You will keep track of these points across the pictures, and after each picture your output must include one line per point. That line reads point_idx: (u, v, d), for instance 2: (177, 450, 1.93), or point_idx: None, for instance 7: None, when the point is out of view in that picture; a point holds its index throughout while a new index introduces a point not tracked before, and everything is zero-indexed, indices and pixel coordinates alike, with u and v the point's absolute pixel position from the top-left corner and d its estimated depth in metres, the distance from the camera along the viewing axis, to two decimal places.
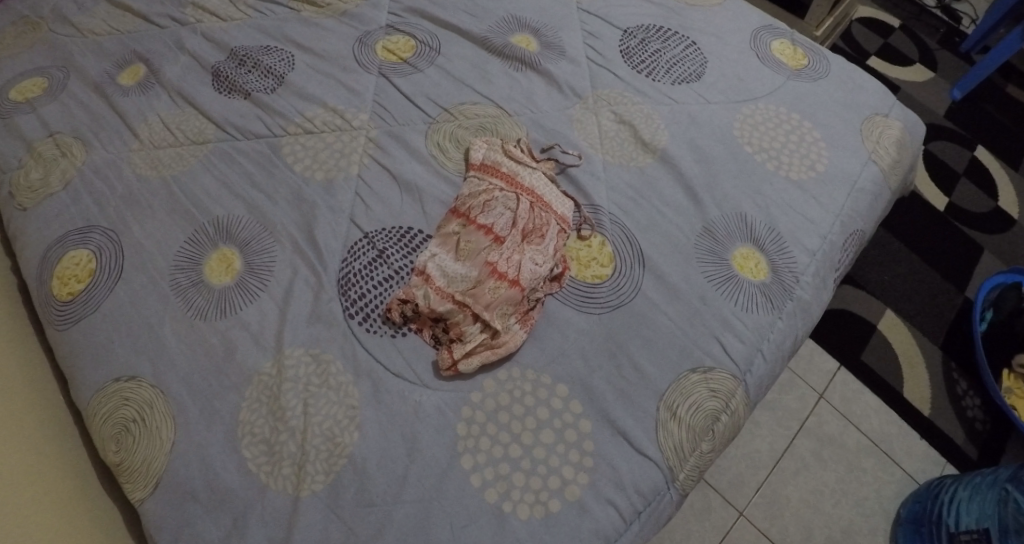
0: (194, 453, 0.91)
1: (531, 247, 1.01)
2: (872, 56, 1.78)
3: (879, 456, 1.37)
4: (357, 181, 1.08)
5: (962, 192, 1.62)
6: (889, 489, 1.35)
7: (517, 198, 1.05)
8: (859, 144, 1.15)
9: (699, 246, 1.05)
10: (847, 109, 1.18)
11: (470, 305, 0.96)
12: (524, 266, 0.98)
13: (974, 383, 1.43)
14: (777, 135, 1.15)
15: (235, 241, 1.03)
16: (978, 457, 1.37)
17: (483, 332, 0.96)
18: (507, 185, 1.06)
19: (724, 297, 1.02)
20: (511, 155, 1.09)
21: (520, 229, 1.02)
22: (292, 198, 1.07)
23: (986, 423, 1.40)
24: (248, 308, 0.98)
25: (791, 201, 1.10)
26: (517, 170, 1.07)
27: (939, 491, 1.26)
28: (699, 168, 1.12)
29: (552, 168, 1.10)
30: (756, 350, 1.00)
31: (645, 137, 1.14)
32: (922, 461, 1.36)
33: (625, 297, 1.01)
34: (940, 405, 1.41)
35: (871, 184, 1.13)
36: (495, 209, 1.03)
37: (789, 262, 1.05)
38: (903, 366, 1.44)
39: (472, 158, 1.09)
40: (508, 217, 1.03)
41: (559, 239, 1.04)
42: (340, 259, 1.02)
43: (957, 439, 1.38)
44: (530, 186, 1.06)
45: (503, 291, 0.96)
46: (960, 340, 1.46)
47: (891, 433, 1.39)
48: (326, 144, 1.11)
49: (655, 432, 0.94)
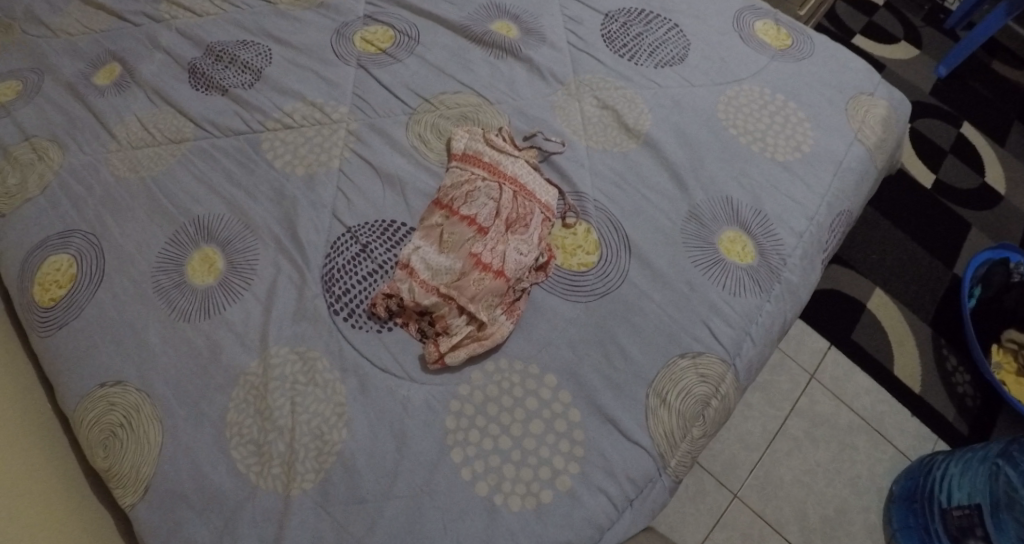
0: (183, 456, 0.91)
1: (514, 236, 1.00)
2: (857, 34, 1.77)
3: (871, 434, 1.38)
4: (338, 176, 1.07)
5: (949, 169, 1.62)
6: (881, 467, 1.35)
7: (500, 187, 1.04)
8: (843, 123, 1.15)
9: (685, 231, 1.05)
10: (831, 88, 1.17)
11: (455, 298, 0.95)
12: (508, 256, 0.97)
13: (964, 359, 1.43)
14: (762, 116, 1.15)
15: (216, 240, 1.02)
16: (969, 433, 1.38)
17: (469, 325, 0.95)
18: (489, 174, 1.05)
19: (711, 282, 1.01)
20: (492, 144, 1.08)
21: (504, 219, 1.01)
22: (273, 194, 1.05)
23: (976, 398, 1.40)
24: (232, 308, 0.97)
25: (777, 182, 1.09)
26: (499, 159, 1.06)
27: (931, 467, 1.26)
28: (684, 153, 1.12)
29: (534, 156, 1.10)
30: (744, 334, 1.00)
31: (629, 122, 1.14)
32: (914, 438, 1.37)
33: (612, 284, 1.01)
34: (931, 382, 1.41)
35: (856, 163, 1.13)
36: (477, 199, 1.02)
37: (776, 244, 1.05)
38: (893, 344, 1.44)
39: (454, 148, 1.08)
40: (491, 206, 1.02)
41: (543, 227, 1.03)
42: (323, 255, 1.01)
43: (948, 415, 1.39)
44: (512, 175, 1.05)
45: (488, 282, 0.96)
46: (949, 316, 1.46)
47: (882, 411, 1.39)
48: (306, 139, 1.10)
49: (646, 419, 0.93)
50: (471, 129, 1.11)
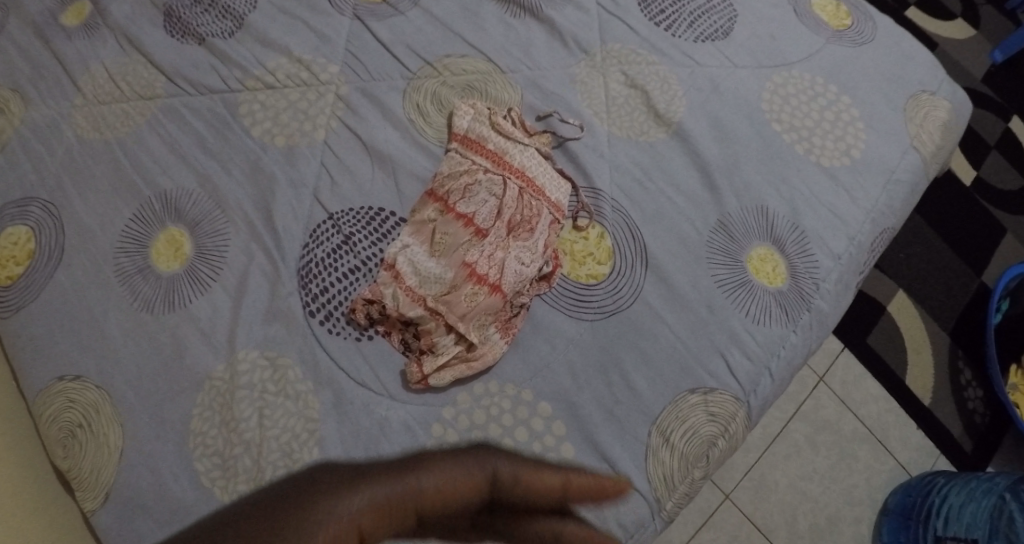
0: (141, 465, 0.83)
1: (517, 241, 0.89)
2: (911, 7, 1.56)
3: (874, 445, 1.29)
4: (323, 150, 0.96)
5: (992, 167, 1.47)
6: (880, 479, 1.27)
7: (504, 183, 0.93)
8: (900, 127, 1.01)
9: (711, 244, 0.95)
10: (889, 82, 1.03)
11: (444, 314, 0.86)
12: (508, 268, 0.87)
13: (979, 373, 1.33)
14: (809, 111, 1.02)
15: (184, 218, 0.91)
16: (973, 451, 1.29)
17: (457, 344, 0.86)
18: (492, 166, 0.94)
19: (734, 306, 0.92)
20: (499, 128, 0.96)
21: (506, 221, 0.90)
22: (248, 168, 0.94)
23: (985, 416, 1.31)
24: (198, 301, 0.87)
25: (819, 192, 0.98)
26: (506, 148, 0.95)
27: (929, 490, 1.20)
28: (719, 149, 1.00)
29: (547, 143, 0.99)
30: (763, 368, 0.91)
31: (659, 107, 1.02)
32: (917, 452, 1.29)
33: (623, 302, 0.91)
34: (943, 394, 1.31)
35: (909, 174, 1.00)
36: (476, 195, 0.92)
37: (811, 266, 0.95)
38: (909, 351, 1.33)
39: (455, 127, 0.96)
40: (492, 204, 0.91)
41: (550, 230, 0.93)
42: (301, 245, 0.90)
43: (953, 431, 1.30)
44: (519, 167, 0.94)
45: (481, 298, 0.86)
46: (971, 327, 1.35)
47: (888, 421, 1.30)
48: (289, 103, 0.98)
49: (644, 459, 0.85)
50: (478, 103, 0.99)
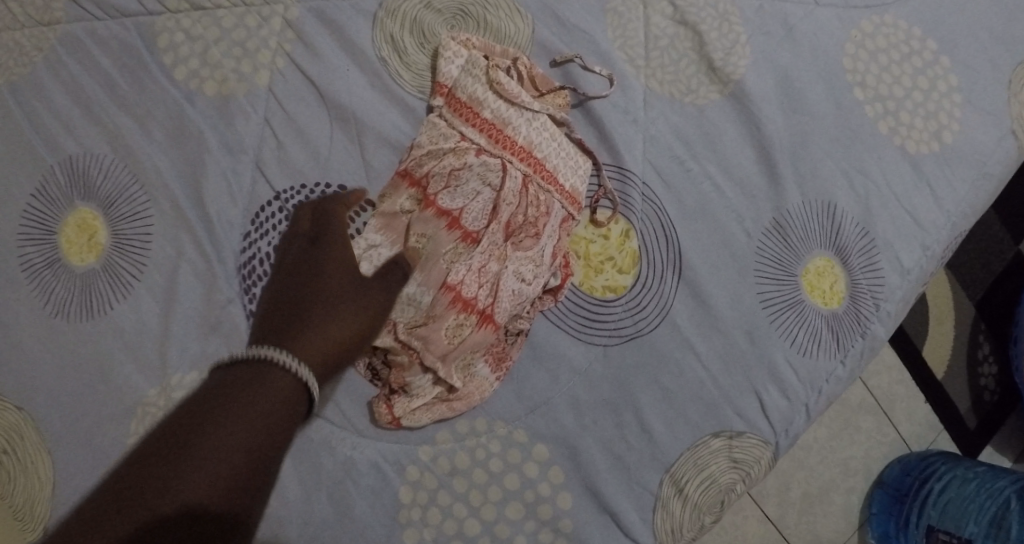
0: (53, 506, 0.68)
1: (518, 253, 0.72)
2: None
3: (878, 416, 1.11)
4: (268, 100, 0.75)
5: None
6: (878, 451, 1.11)
7: (504, 170, 0.72)
8: (1000, 105, 0.81)
9: (761, 249, 0.78)
10: (998, 41, 0.82)
11: (419, 352, 0.69)
12: (505, 293, 0.71)
13: (998, 347, 1.13)
14: (897, 72, 0.80)
15: (97, 195, 0.73)
16: (976, 430, 1.13)
17: (436, 384, 0.71)
18: (488, 143, 0.73)
19: (778, 333, 0.77)
20: (499, 89, 0.73)
21: (502, 225, 0.71)
22: (171, 126, 0.74)
23: (995, 394, 1.13)
24: (120, 307, 0.71)
25: (899, 187, 0.79)
26: (507, 116, 0.74)
27: (928, 474, 1.05)
28: (783, 118, 0.79)
29: (564, 103, 0.78)
30: (800, 406, 0.77)
31: (715, 57, 0.80)
32: (921, 425, 1.12)
33: (644, 324, 0.76)
34: (957, 368, 1.12)
35: (1003, 167, 0.81)
36: (465, 184, 0.72)
37: (874, 283, 0.79)
38: (931, 321, 1.12)
39: (442, 78, 0.75)
40: (486, 198, 0.72)
41: (560, 230, 0.75)
42: (242, 236, 0.73)
43: (960, 407, 1.12)
44: (523, 146, 0.74)
45: (467, 331, 0.70)
46: (1001, 298, 1.13)
47: (897, 393, 1.11)
48: (224, 34, 0.75)
49: (652, 512, 0.74)
50: (475, 41, 0.76)
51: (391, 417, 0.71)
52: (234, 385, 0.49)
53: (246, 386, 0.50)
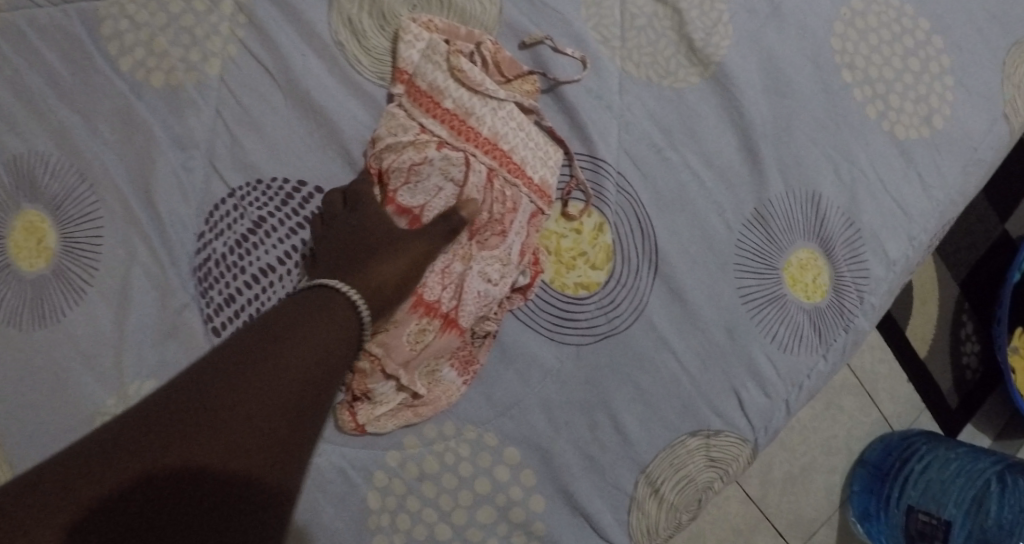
0: None
1: (483, 252, 0.69)
2: None
3: (859, 395, 1.10)
4: (221, 91, 0.71)
5: None
6: (860, 431, 1.10)
7: (466, 165, 0.69)
8: (993, 87, 0.77)
9: (741, 241, 0.74)
10: (992, 20, 0.78)
11: (380, 359, 0.68)
12: (470, 296, 0.68)
13: (981, 325, 1.12)
14: (887, 52, 0.76)
15: (43, 197, 0.69)
16: (957, 409, 1.12)
17: (399, 391, 0.70)
18: (450, 135, 0.70)
19: (758, 329, 0.74)
20: (461, 78, 0.70)
21: (466, 222, 0.69)
22: (118, 121, 0.70)
23: (977, 373, 1.12)
24: (73, 314, 0.68)
25: (886, 174, 0.76)
26: (470, 106, 0.70)
27: (909, 455, 1.06)
28: (767, 103, 0.76)
29: (533, 89, 0.74)
30: (780, 402, 0.75)
31: (695, 38, 0.75)
32: (903, 405, 1.11)
33: (619, 322, 0.73)
34: (939, 347, 1.11)
35: (994, 153, 0.78)
36: (426, 179, 0.68)
37: (859, 274, 0.76)
38: (915, 300, 1.10)
39: (402, 64, 0.71)
40: (448, 194, 0.68)
41: (527, 226, 0.71)
42: (196, 236, 0.70)
43: (941, 385, 1.11)
44: (488, 138, 0.70)
45: (430, 336, 0.68)
46: (986, 276, 1.12)
47: (880, 373, 1.10)
48: (172, 20, 0.71)
49: (628, 513, 0.73)
50: (438, 22, 0.72)
51: (353, 424, 0.69)
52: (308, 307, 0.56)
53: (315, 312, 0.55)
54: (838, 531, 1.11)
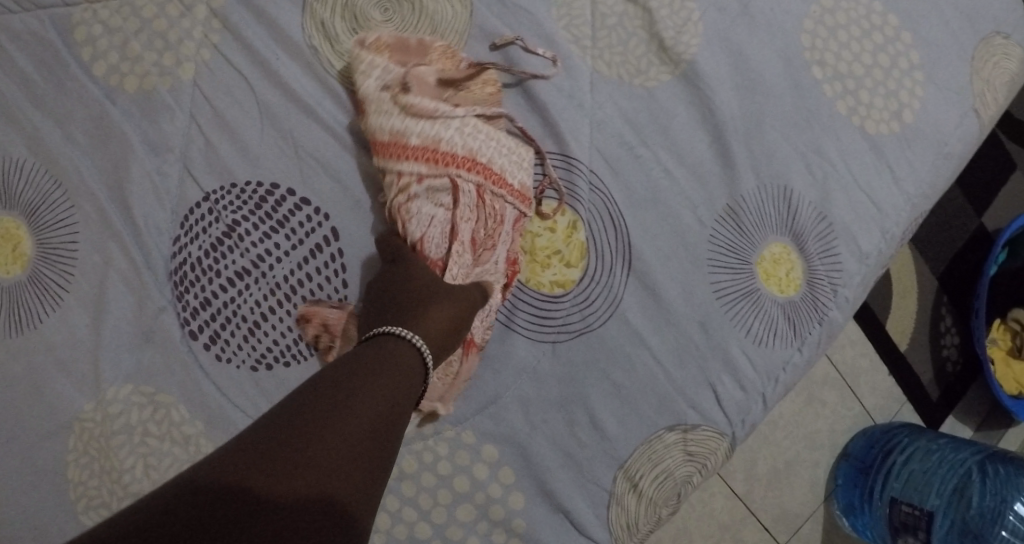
0: None
1: (483, 267, 0.71)
2: None
3: (842, 390, 1.10)
4: (195, 96, 0.71)
5: None
6: (841, 425, 1.10)
7: (453, 187, 0.70)
8: (963, 82, 0.78)
9: (713, 237, 0.75)
10: (960, 16, 0.79)
11: None
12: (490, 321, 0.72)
13: (960, 319, 1.13)
14: (857, 48, 0.77)
15: (19, 203, 0.69)
16: (938, 401, 1.12)
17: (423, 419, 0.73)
18: (428, 168, 0.69)
19: (732, 323, 0.75)
20: (417, 113, 0.70)
21: (467, 244, 0.70)
22: (92, 126, 0.70)
23: (957, 365, 1.13)
24: (50, 320, 0.69)
25: (857, 169, 0.77)
26: (439, 133, 0.70)
27: (892, 446, 1.07)
28: (738, 100, 0.76)
29: (495, 90, 0.74)
30: (756, 396, 0.75)
31: (666, 37, 0.76)
32: (884, 398, 1.11)
33: (594, 319, 0.74)
34: (920, 341, 1.11)
35: (965, 147, 0.79)
36: (418, 213, 0.69)
37: (831, 269, 0.76)
38: (895, 295, 1.11)
39: (362, 94, 0.71)
40: (441, 221, 0.70)
41: (515, 235, 0.72)
42: (172, 240, 0.70)
43: (923, 378, 1.12)
44: (465, 155, 0.70)
45: (456, 367, 0.71)
46: (964, 270, 1.12)
47: (861, 367, 1.10)
48: (146, 26, 0.71)
49: (607, 508, 0.73)
50: (387, 39, 0.72)
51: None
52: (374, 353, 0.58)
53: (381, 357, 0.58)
54: (823, 525, 1.11)
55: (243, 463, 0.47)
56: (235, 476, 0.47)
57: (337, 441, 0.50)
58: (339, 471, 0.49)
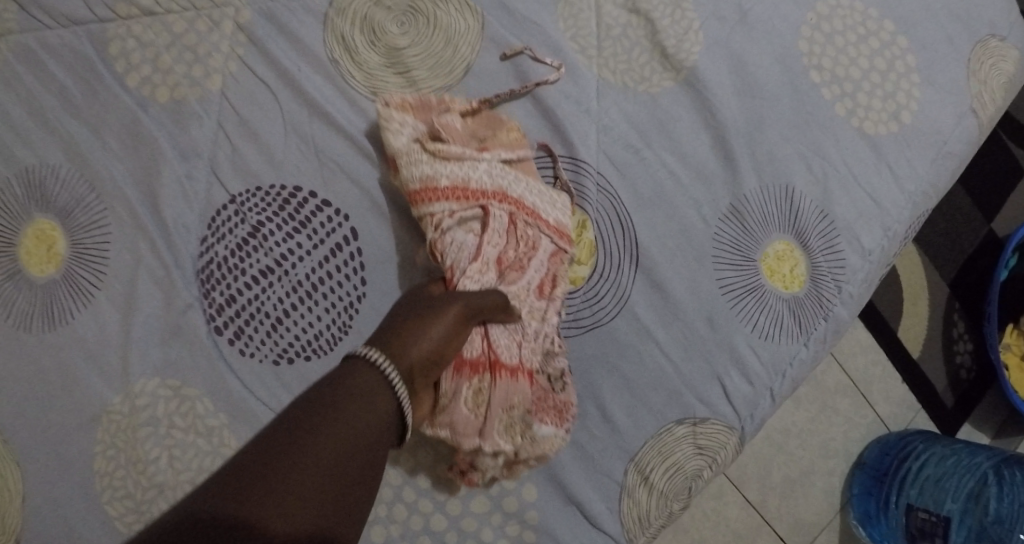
0: (32, 512, 0.70)
1: (507, 287, 0.71)
2: None
3: (855, 397, 1.11)
4: (222, 105, 0.76)
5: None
6: (858, 433, 1.11)
7: (484, 213, 0.73)
8: (960, 84, 0.81)
9: (718, 235, 0.78)
10: (957, 20, 0.81)
11: (469, 430, 0.68)
12: (530, 344, 0.71)
13: (974, 326, 1.13)
14: (856, 54, 0.80)
15: (54, 207, 0.73)
16: (953, 408, 1.12)
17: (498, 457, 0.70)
18: (460, 205, 0.72)
19: (738, 318, 0.77)
20: (446, 157, 0.73)
21: (490, 263, 0.71)
22: (126, 134, 0.74)
23: (971, 372, 1.13)
24: (82, 316, 0.72)
25: (857, 169, 0.79)
26: (466, 173, 0.73)
27: (906, 454, 1.07)
28: (739, 104, 0.79)
29: (520, 137, 0.77)
30: (764, 391, 0.77)
31: (667, 45, 0.79)
32: (898, 406, 1.11)
33: (604, 314, 0.76)
34: (932, 348, 1.12)
35: (964, 146, 0.81)
36: (451, 246, 0.71)
37: (835, 265, 0.78)
38: (904, 303, 1.12)
39: (395, 150, 0.74)
40: (469, 247, 0.71)
41: (548, 264, 0.74)
42: (199, 240, 0.74)
43: (936, 386, 1.12)
44: (495, 188, 0.73)
45: (488, 390, 0.69)
46: (975, 277, 1.13)
47: (874, 374, 1.11)
48: (176, 39, 0.75)
49: (618, 501, 0.75)
50: (410, 99, 0.76)
51: (473, 487, 0.73)
52: (351, 376, 0.55)
53: (359, 380, 0.55)
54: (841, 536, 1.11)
55: (213, 505, 0.47)
56: (209, 524, 0.46)
57: (306, 478, 0.49)
58: (311, 511, 0.48)
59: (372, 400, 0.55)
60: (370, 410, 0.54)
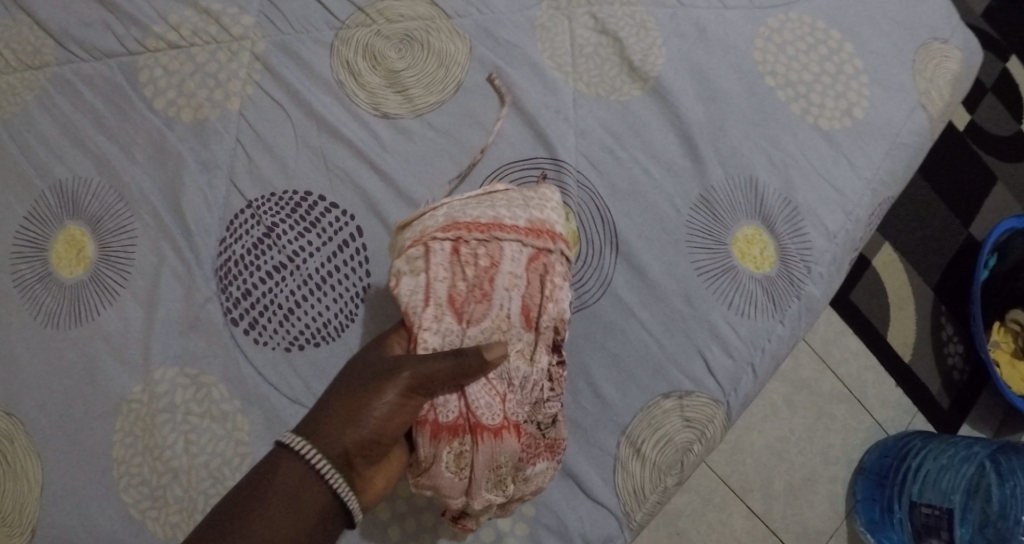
0: (58, 496, 0.75)
1: (476, 325, 0.69)
2: None
3: (851, 403, 1.14)
4: (239, 122, 0.84)
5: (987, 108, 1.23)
6: (856, 438, 1.13)
7: (427, 250, 0.69)
8: (907, 83, 0.89)
9: (692, 222, 0.84)
10: (899, 29, 0.90)
11: (454, 490, 0.67)
12: (514, 397, 0.69)
13: (962, 327, 1.17)
14: (808, 61, 0.88)
15: (85, 215, 0.81)
16: (950, 410, 1.15)
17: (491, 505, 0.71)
18: (412, 253, 0.70)
19: (715, 297, 0.82)
20: (408, 222, 0.73)
21: (444, 304, 0.68)
22: (153, 150, 0.83)
23: (965, 373, 1.15)
24: (107, 312, 0.79)
25: (816, 161, 0.87)
26: (420, 227, 0.71)
27: (905, 452, 1.07)
28: (704, 109, 0.87)
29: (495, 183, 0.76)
30: (745, 365, 0.82)
31: (635, 60, 0.88)
32: (894, 410, 1.14)
33: (590, 296, 0.82)
34: (923, 351, 1.15)
35: (914, 137, 0.89)
36: (406, 295, 0.69)
37: (803, 248, 0.85)
38: (891, 308, 1.15)
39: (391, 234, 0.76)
40: (419, 287, 0.68)
41: (527, 270, 0.71)
42: (217, 240, 0.80)
43: (931, 388, 1.15)
44: (444, 223, 0.71)
45: (470, 454, 0.67)
46: (957, 282, 1.17)
47: (867, 380, 1.14)
48: (197, 67, 0.84)
49: (612, 473, 0.79)
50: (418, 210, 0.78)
51: (469, 530, 0.75)
52: (271, 475, 0.56)
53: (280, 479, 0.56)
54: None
55: None
56: None
57: None
58: None
59: (288, 499, 0.55)
60: (299, 506, 0.55)
